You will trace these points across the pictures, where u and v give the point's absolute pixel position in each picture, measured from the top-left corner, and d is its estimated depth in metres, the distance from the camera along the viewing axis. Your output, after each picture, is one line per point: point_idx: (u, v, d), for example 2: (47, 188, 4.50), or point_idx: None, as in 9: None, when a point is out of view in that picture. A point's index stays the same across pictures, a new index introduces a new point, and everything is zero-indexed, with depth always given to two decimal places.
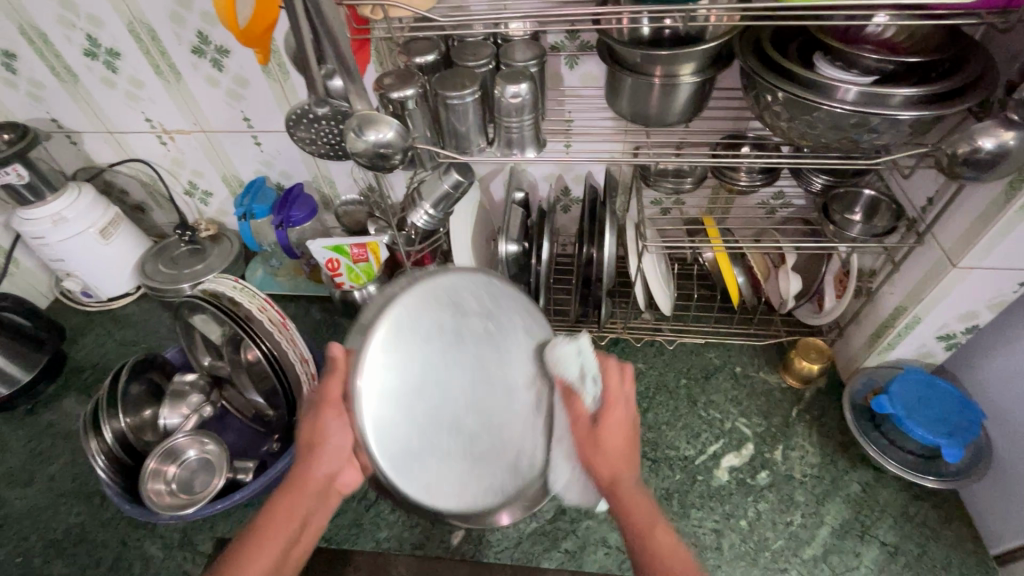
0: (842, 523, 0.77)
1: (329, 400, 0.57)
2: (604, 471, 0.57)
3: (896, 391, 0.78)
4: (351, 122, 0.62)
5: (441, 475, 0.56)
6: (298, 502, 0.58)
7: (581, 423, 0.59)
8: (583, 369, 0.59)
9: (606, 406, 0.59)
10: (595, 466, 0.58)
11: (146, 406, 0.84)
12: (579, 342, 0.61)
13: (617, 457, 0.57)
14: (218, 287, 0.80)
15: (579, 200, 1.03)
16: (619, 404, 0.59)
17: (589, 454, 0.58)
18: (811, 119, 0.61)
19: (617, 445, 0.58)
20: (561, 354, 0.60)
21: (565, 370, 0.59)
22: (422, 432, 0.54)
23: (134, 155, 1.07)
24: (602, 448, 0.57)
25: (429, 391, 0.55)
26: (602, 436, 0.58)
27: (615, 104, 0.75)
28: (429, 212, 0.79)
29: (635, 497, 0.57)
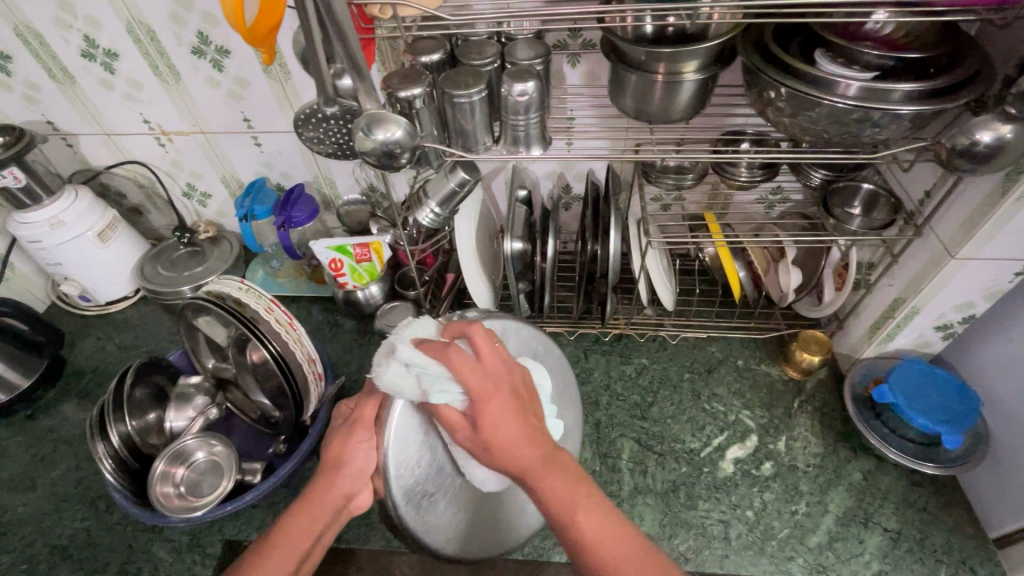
0: (846, 511, 0.78)
1: (363, 419, 0.62)
2: (507, 467, 0.51)
3: (896, 379, 0.79)
4: (359, 121, 0.62)
5: (447, 515, 0.60)
6: (315, 513, 0.62)
7: (460, 431, 0.52)
8: (420, 382, 0.52)
9: (474, 401, 0.51)
10: (495, 466, 0.52)
11: (150, 409, 0.84)
12: (402, 355, 0.53)
13: (509, 450, 0.51)
14: (223, 288, 0.79)
15: (580, 197, 1.03)
16: (491, 393, 0.52)
17: (485, 458, 0.52)
18: (813, 114, 0.62)
19: (506, 438, 0.51)
20: (390, 380, 0.52)
21: (409, 389, 0.52)
22: (438, 470, 0.59)
23: (132, 158, 1.06)
24: (493, 447, 0.51)
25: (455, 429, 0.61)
26: (486, 436, 0.51)
27: (618, 102, 0.76)
28: (434, 211, 0.78)
29: (545, 488, 0.50)
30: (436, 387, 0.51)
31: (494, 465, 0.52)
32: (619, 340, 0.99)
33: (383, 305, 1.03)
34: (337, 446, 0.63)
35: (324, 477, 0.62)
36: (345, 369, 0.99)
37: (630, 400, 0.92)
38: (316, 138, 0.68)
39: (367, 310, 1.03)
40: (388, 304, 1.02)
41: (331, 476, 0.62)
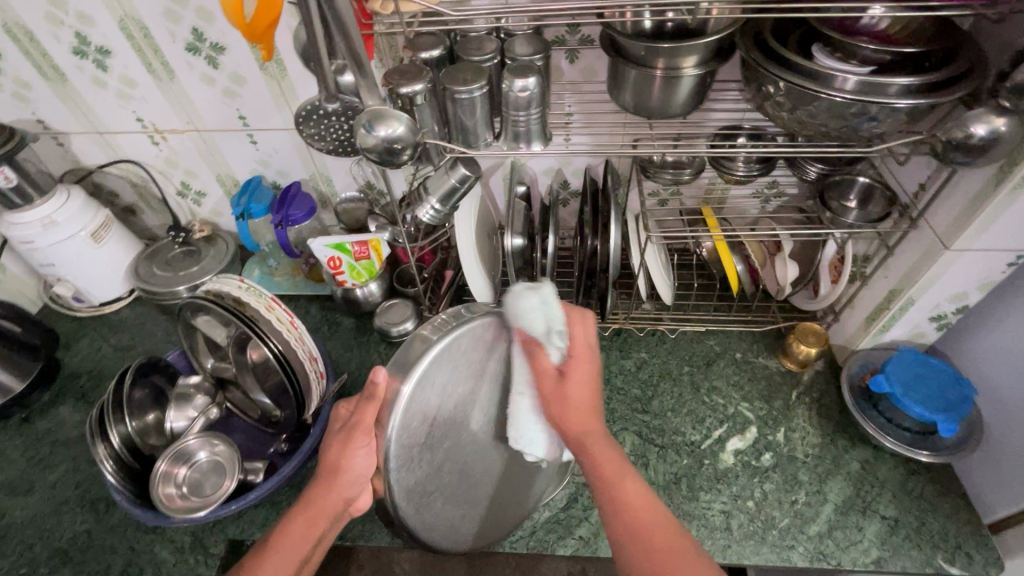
0: (845, 500, 0.79)
1: (362, 426, 0.60)
2: (570, 421, 0.61)
3: (893, 369, 0.81)
4: (361, 117, 0.62)
5: (442, 511, 0.65)
6: (313, 518, 0.62)
7: (547, 377, 0.63)
8: (548, 323, 0.64)
9: (569, 358, 0.64)
10: (560, 416, 0.62)
11: (150, 410, 0.83)
12: (545, 294, 0.65)
13: (580, 406, 0.62)
14: (223, 287, 0.79)
15: (577, 193, 1.04)
16: (586, 357, 0.64)
17: (556, 405, 0.62)
18: (812, 108, 0.63)
19: (582, 395, 0.62)
20: (525, 307, 0.64)
21: (529, 326, 0.64)
22: (436, 473, 0.63)
23: (125, 156, 1.04)
24: (569, 398, 0.62)
25: (453, 429, 0.64)
26: (567, 386, 0.62)
27: (618, 97, 0.76)
28: (435, 207, 0.78)
29: (599, 449, 0.60)
30: (557, 334, 0.64)
31: (561, 414, 0.62)
32: (618, 335, 1.00)
33: (382, 303, 1.02)
34: (334, 455, 0.61)
35: (323, 484, 0.62)
36: (345, 368, 0.99)
37: (630, 394, 0.92)
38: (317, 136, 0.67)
39: (366, 308, 1.03)
40: (387, 302, 1.02)
41: (328, 484, 0.61)
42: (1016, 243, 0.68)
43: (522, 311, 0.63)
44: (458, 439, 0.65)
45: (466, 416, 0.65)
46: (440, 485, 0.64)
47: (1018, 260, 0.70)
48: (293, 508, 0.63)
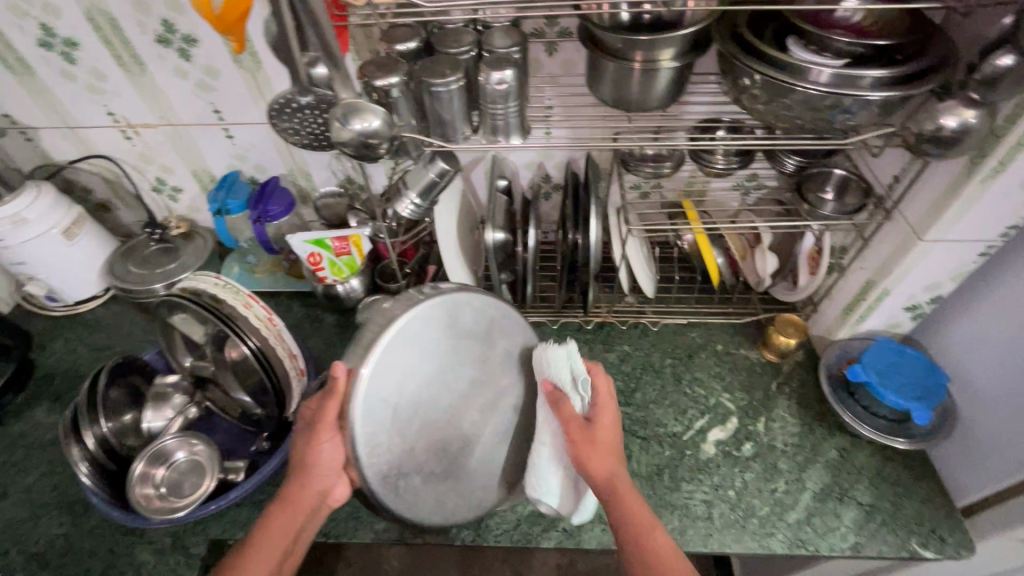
0: (823, 487, 0.81)
1: (325, 421, 0.60)
2: (600, 468, 0.63)
3: (869, 359, 0.82)
4: (335, 111, 0.61)
5: (420, 491, 0.64)
6: (291, 512, 0.63)
7: (574, 424, 0.64)
8: (573, 372, 0.66)
9: (597, 407, 0.66)
10: (589, 466, 0.63)
11: (127, 410, 0.82)
12: (570, 348, 0.68)
13: (611, 452, 0.64)
14: (199, 284, 0.77)
15: (559, 186, 1.03)
16: (611, 406, 0.67)
17: (583, 451, 0.63)
18: (788, 101, 0.63)
19: (611, 444, 0.65)
20: (552, 356, 0.67)
21: (557, 377, 0.66)
22: (409, 452, 0.62)
23: (97, 152, 1.02)
24: (599, 446, 0.63)
25: (421, 408, 0.63)
26: (597, 434, 0.64)
27: (596, 90, 0.76)
28: (414, 202, 0.77)
29: (629, 494, 0.62)
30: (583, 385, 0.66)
31: (591, 463, 0.63)
32: (601, 328, 1.00)
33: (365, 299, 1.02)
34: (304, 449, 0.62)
35: (296, 478, 0.62)
36: (327, 365, 0.98)
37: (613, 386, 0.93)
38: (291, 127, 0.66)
39: (348, 304, 1.02)
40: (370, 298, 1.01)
41: (300, 478, 0.62)
42: (987, 233, 0.69)
43: (552, 361, 0.66)
44: (429, 417, 0.64)
45: (434, 394, 0.64)
46: (415, 466, 0.63)
47: (988, 251, 0.71)
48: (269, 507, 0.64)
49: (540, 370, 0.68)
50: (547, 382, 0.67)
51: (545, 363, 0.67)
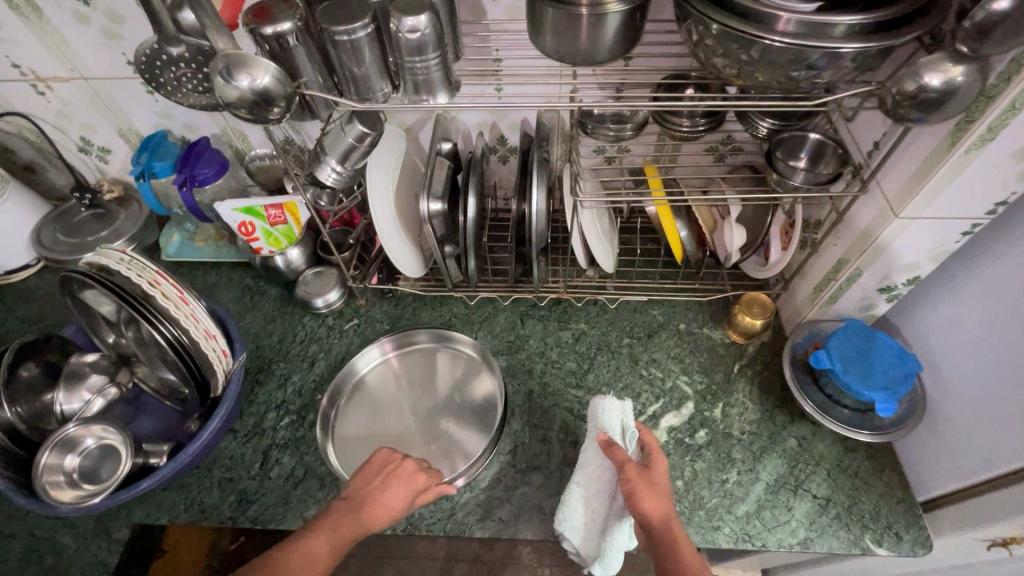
0: (778, 478, 0.76)
1: (414, 496, 0.68)
2: (655, 510, 0.63)
3: (836, 345, 0.75)
4: (217, 63, 0.53)
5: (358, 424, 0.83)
6: (342, 535, 0.63)
7: (632, 467, 0.66)
8: (624, 426, 0.73)
9: (651, 456, 0.68)
10: (644, 505, 0.63)
11: (42, 391, 0.77)
12: (624, 402, 0.75)
13: (666, 497, 0.64)
14: (104, 259, 0.70)
15: (516, 150, 0.95)
16: (663, 457, 0.68)
17: (637, 490, 0.64)
18: (747, 55, 0.54)
19: (666, 489, 0.66)
20: (608, 410, 0.74)
21: (610, 430, 0.73)
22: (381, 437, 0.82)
23: (11, 108, 0.93)
24: (656, 489, 0.65)
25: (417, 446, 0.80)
26: (655, 477, 0.66)
27: (538, 42, 0.66)
28: (336, 169, 0.70)
29: (682, 536, 0.62)
30: (629, 439, 0.72)
31: (646, 503, 0.63)
32: (557, 305, 0.94)
33: (306, 272, 0.97)
34: (395, 501, 0.66)
35: (369, 514, 0.65)
36: (267, 341, 0.93)
37: (565, 367, 0.88)
38: (171, 81, 0.64)
39: (288, 276, 0.96)
40: (312, 271, 0.96)
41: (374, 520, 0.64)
42: (971, 210, 0.61)
43: (607, 415, 0.73)
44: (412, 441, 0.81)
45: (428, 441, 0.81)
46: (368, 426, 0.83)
47: (973, 229, 0.63)
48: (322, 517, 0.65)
49: (596, 424, 0.74)
50: (600, 435, 0.71)
51: (599, 416, 0.74)
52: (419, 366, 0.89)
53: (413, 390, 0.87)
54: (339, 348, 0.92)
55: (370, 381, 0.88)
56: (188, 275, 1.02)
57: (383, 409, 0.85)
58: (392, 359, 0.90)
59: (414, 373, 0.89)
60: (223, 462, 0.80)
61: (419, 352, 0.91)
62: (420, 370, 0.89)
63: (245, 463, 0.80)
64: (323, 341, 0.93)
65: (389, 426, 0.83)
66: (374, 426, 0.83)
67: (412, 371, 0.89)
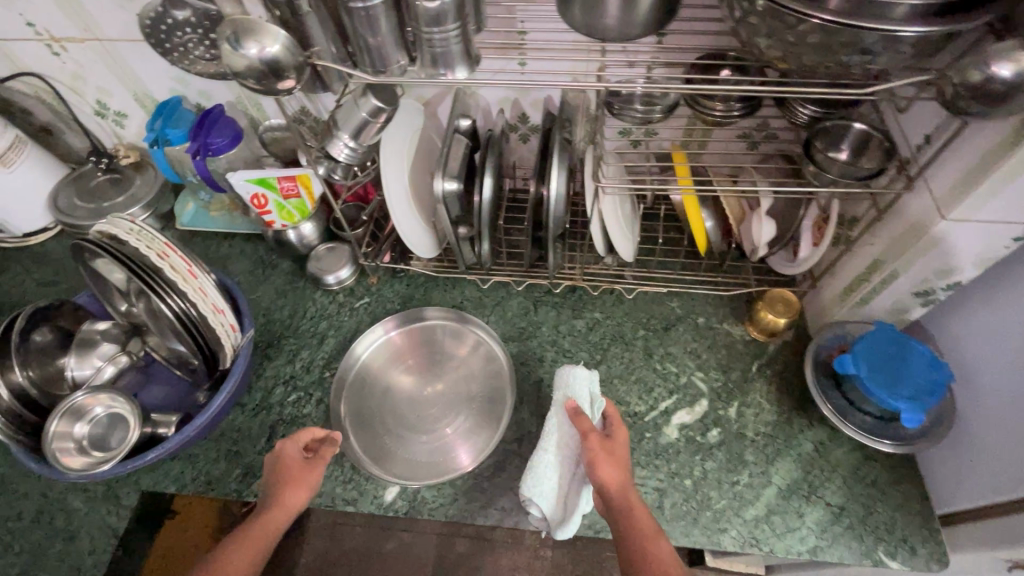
0: (791, 483, 0.74)
1: (295, 470, 0.69)
2: (612, 481, 0.64)
3: (864, 349, 0.71)
4: (224, 29, 0.51)
5: (368, 405, 0.83)
6: (268, 528, 0.66)
7: (592, 437, 0.67)
8: (591, 395, 0.74)
9: (613, 427, 0.70)
10: (601, 473, 0.65)
11: (55, 356, 0.78)
12: (589, 371, 0.75)
13: (623, 466, 0.66)
14: (115, 229, 0.70)
15: (537, 129, 0.91)
16: (623, 427, 0.70)
17: (597, 457, 0.65)
18: (793, 36, 0.49)
19: (624, 459, 0.67)
20: (576, 378, 0.74)
21: (577, 398, 0.73)
22: (392, 418, 0.82)
23: (28, 69, 0.92)
24: (614, 459, 0.66)
25: (428, 424, 0.82)
26: (615, 447, 0.67)
27: (566, 13, 0.62)
28: (349, 144, 0.67)
29: (638, 503, 0.64)
30: (590, 406, 0.72)
31: (605, 472, 0.65)
32: (572, 292, 0.91)
33: (319, 247, 0.95)
34: (299, 483, 0.68)
35: (288, 496, 0.67)
36: (277, 315, 0.92)
37: (577, 357, 0.86)
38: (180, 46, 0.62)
39: (301, 251, 0.95)
40: (325, 247, 0.95)
41: (296, 497, 0.67)
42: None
43: (575, 382, 0.74)
44: (424, 420, 0.82)
45: (441, 418, 0.82)
46: (379, 406, 0.83)
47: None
48: (241, 524, 0.66)
49: (562, 390, 0.74)
50: (569, 402, 0.70)
51: (567, 383, 0.74)
52: (424, 341, 0.89)
53: (419, 367, 0.86)
54: (349, 326, 0.91)
55: (375, 360, 0.87)
56: (202, 246, 1.02)
57: (388, 387, 0.85)
58: (395, 334, 0.89)
59: (417, 351, 0.88)
60: (231, 435, 0.80)
61: (425, 328, 0.89)
62: (424, 345, 0.88)
63: (251, 438, 0.80)
64: (333, 318, 0.92)
65: (395, 404, 0.84)
66: (384, 406, 0.83)
67: (417, 348, 0.88)
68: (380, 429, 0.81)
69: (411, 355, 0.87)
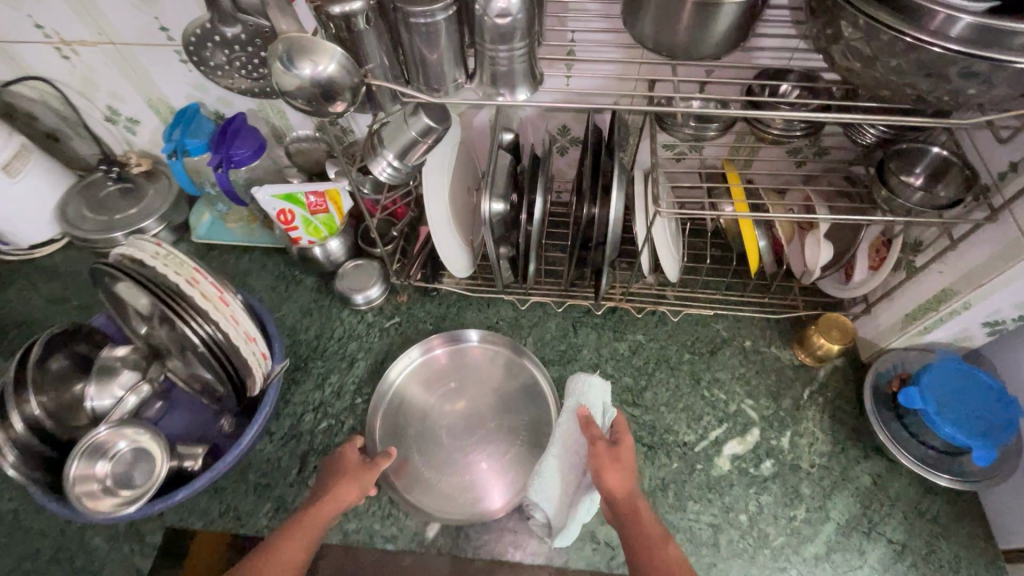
0: (849, 519, 0.71)
1: (352, 471, 0.67)
2: (618, 488, 0.62)
3: (928, 382, 0.69)
4: (276, 48, 0.46)
5: (406, 428, 0.79)
6: (322, 515, 0.63)
7: (599, 443, 0.65)
8: (603, 404, 0.72)
9: (619, 433, 0.67)
10: (606, 479, 0.62)
11: (73, 383, 0.73)
12: (600, 380, 0.74)
13: (629, 474, 0.63)
14: (139, 253, 0.65)
15: (578, 141, 0.87)
16: (629, 436, 0.66)
17: (602, 465, 0.63)
18: (899, 63, 0.46)
19: (631, 466, 0.64)
20: (587, 384, 0.73)
21: (590, 405, 0.71)
22: (427, 445, 0.78)
23: (34, 73, 0.86)
24: (621, 465, 0.63)
25: (462, 459, 0.77)
26: (621, 453, 0.64)
27: (633, 27, 0.58)
28: (393, 164, 0.63)
29: (645, 510, 0.61)
30: (600, 412, 0.71)
31: (609, 479, 0.62)
32: (613, 313, 0.88)
33: (346, 264, 0.91)
34: (353, 483, 0.66)
35: (344, 488, 0.65)
36: (303, 336, 0.88)
37: (620, 383, 0.82)
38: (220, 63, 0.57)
39: (327, 268, 0.91)
40: (352, 263, 0.90)
41: (350, 493, 0.65)
42: None
43: (590, 390, 0.72)
44: (459, 452, 0.77)
45: (478, 453, 0.77)
46: (415, 430, 0.79)
47: None
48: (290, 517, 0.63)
49: (574, 396, 0.72)
50: (582, 408, 0.68)
51: (582, 390, 0.72)
52: (468, 367, 0.84)
53: (459, 391, 0.82)
54: (380, 348, 0.87)
55: (414, 381, 0.83)
56: (220, 260, 0.97)
57: (427, 412, 0.80)
58: (433, 356, 0.85)
59: (460, 375, 0.83)
60: (259, 466, 0.76)
61: (465, 350, 0.85)
62: (469, 372, 0.83)
63: (281, 469, 0.76)
64: (363, 339, 0.87)
65: (432, 431, 0.79)
66: (420, 431, 0.79)
67: (457, 371, 0.84)
68: (414, 458, 0.77)
69: (454, 379, 0.83)
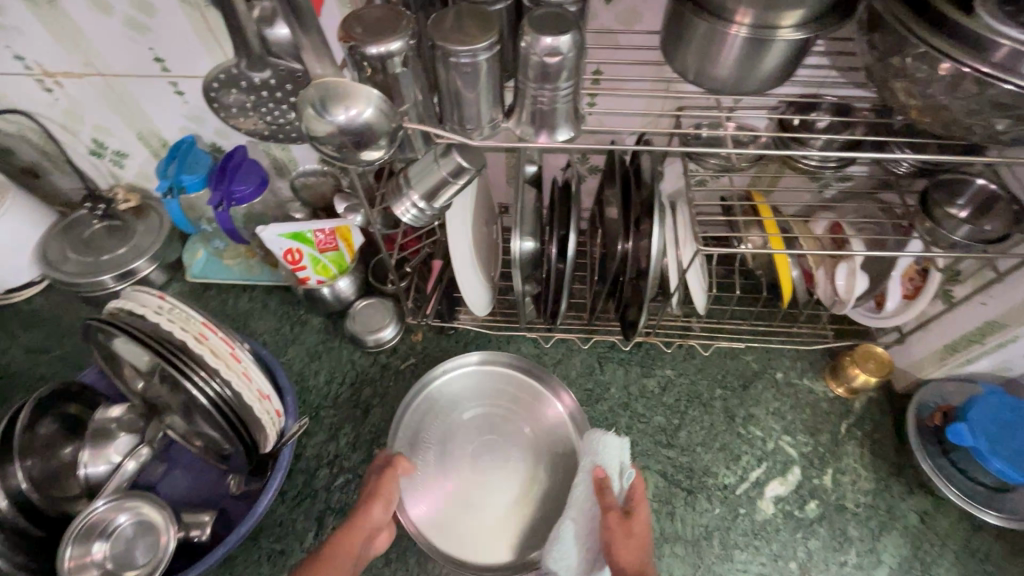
0: (901, 562, 0.68)
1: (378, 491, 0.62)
2: (630, 563, 0.57)
3: (976, 418, 0.66)
4: (307, 92, 0.42)
5: (430, 444, 0.74)
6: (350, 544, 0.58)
7: (613, 514, 0.60)
8: (620, 463, 0.64)
9: (636, 502, 0.61)
10: (620, 558, 0.57)
11: (62, 449, 0.66)
12: (622, 439, 0.66)
13: (645, 551, 0.58)
14: (139, 305, 0.59)
15: (598, 169, 0.84)
16: (646, 507, 0.61)
17: (615, 540, 0.58)
18: (970, 100, 0.44)
19: (645, 539, 0.59)
20: (606, 445, 0.65)
21: (606, 466, 0.64)
22: (448, 469, 0.72)
23: (12, 106, 0.79)
24: (634, 540, 0.58)
25: (477, 496, 0.71)
26: (635, 526, 0.59)
27: (672, 60, 0.56)
28: (418, 205, 0.57)
29: None
30: (619, 473, 0.64)
31: (619, 554, 0.57)
32: (640, 347, 0.84)
33: (357, 303, 0.85)
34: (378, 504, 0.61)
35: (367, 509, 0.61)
36: (313, 382, 0.82)
37: (654, 423, 0.78)
38: (232, 104, 0.52)
39: (335, 308, 0.85)
40: (363, 302, 0.85)
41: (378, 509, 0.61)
42: None
43: (605, 449, 0.64)
44: (474, 486, 0.71)
45: (495, 490, 0.71)
46: (435, 449, 0.74)
47: None
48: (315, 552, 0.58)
49: (590, 454, 0.65)
50: (597, 471, 0.63)
51: (596, 450, 0.65)
52: (501, 394, 0.77)
53: (494, 415, 0.76)
54: (396, 392, 0.81)
55: (448, 395, 0.77)
56: (217, 300, 0.91)
57: (452, 433, 0.75)
58: (490, 368, 0.79)
59: (495, 399, 0.77)
60: (272, 530, 0.70)
61: (501, 374, 0.79)
62: (503, 399, 0.77)
63: (297, 533, 0.70)
64: (377, 382, 0.82)
65: (465, 449, 0.74)
66: (439, 451, 0.73)
67: (494, 394, 0.77)
68: (432, 481, 0.71)
69: (489, 403, 0.77)
